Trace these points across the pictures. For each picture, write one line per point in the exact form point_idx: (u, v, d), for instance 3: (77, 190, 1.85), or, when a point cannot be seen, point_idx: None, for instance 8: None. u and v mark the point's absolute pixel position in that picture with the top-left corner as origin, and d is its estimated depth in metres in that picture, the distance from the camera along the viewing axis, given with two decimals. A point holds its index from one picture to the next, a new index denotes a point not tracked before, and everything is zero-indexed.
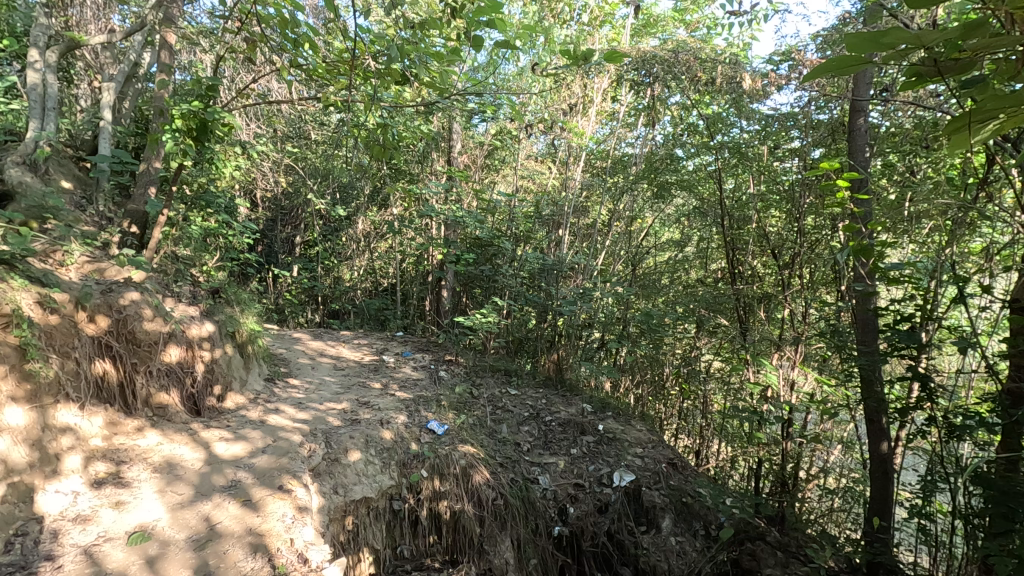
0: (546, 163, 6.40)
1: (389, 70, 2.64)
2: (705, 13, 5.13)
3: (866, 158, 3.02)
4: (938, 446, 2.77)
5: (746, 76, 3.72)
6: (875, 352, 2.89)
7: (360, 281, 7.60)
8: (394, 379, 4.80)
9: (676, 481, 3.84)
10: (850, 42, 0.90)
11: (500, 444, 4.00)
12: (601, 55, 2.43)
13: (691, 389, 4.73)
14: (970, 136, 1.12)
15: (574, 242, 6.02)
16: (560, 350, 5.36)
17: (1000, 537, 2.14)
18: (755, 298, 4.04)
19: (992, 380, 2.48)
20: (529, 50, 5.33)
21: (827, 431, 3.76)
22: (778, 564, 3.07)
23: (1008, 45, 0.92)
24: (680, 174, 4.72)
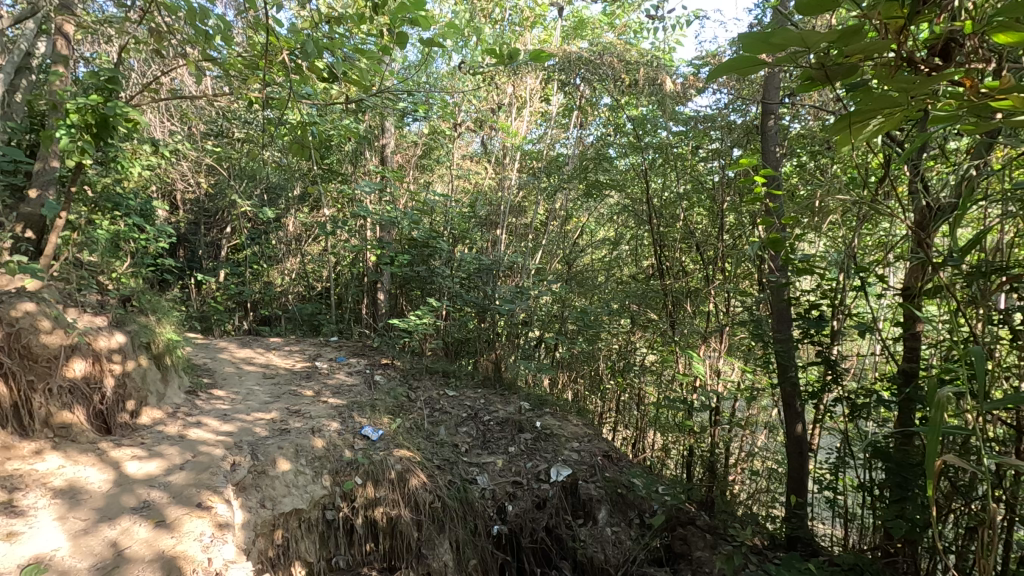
0: (481, 164, 6.37)
1: (311, 66, 2.54)
2: (630, 18, 5.34)
3: (778, 157, 3.22)
4: (846, 425, 2.98)
5: (667, 79, 3.86)
6: (789, 340, 3.07)
7: (291, 286, 7.34)
8: (328, 385, 4.66)
9: (611, 472, 3.92)
10: (745, 38, 0.97)
11: (437, 446, 3.97)
12: (527, 55, 2.43)
13: (625, 382, 4.87)
14: (854, 134, 1.22)
15: (511, 242, 6.07)
16: (498, 350, 5.38)
17: (897, 505, 2.33)
18: (682, 293, 4.21)
19: (890, 361, 2.69)
20: (460, 49, 5.35)
21: (752, 418, 3.97)
22: (706, 546, 3.25)
23: (881, 49, 1.02)
24: (611, 173, 4.81)
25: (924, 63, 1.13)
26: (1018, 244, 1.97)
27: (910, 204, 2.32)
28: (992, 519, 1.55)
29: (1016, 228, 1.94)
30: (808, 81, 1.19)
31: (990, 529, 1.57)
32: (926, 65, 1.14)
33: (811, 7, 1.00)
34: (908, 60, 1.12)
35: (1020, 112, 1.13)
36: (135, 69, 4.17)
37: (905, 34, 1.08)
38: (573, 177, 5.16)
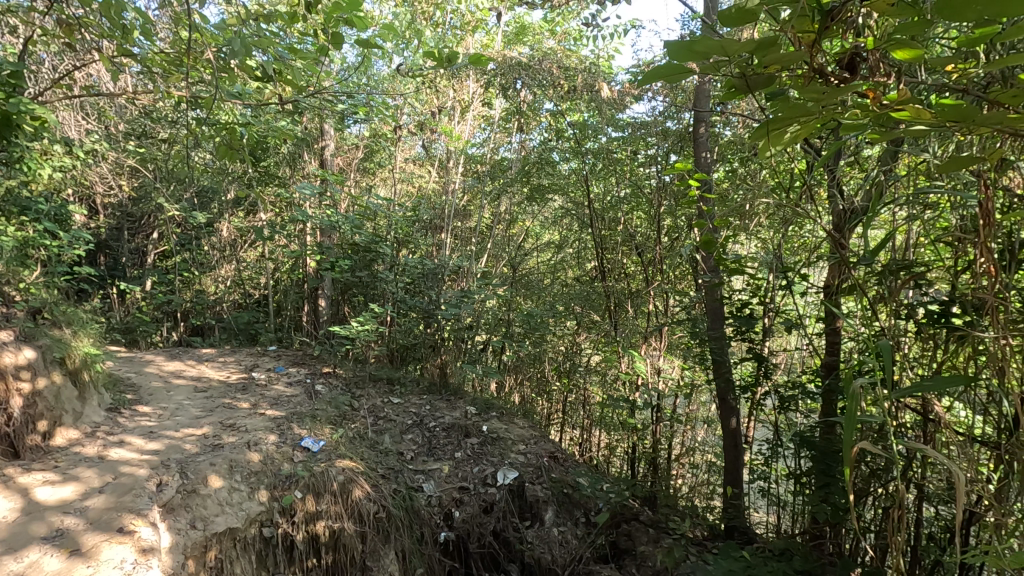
0: (425, 167, 6.44)
1: (240, 65, 2.44)
2: (570, 25, 5.43)
3: (709, 162, 3.37)
4: (777, 416, 3.13)
5: (604, 85, 4.00)
6: (722, 337, 3.21)
7: (226, 294, 7.02)
8: (265, 397, 4.46)
9: (558, 473, 3.92)
10: (670, 48, 1.01)
11: (382, 455, 3.90)
12: (468, 58, 2.42)
13: (571, 383, 4.94)
14: (774, 140, 1.29)
15: (456, 246, 6.06)
16: (444, 355, 5.34)
17: (822, 490, 2.47)
18: (625, 294, 4.33)
19: (815, 355, 2.85)
20: (401, 51, 5.28)
21: (692, 414, 4.11)
22: (650, 540, 3.33)
23: (796, 61, 1.08)
24: (553, 177, 4.91)
25: (834, 75, 1.20)
26: (921, 245, 2.14)
27: (828, 207, 2.47)
28: (900, 500, 1.68)
29: (920, 229, 2.10)
30: (731, 90, 1.24)
31: (899, 509, 1.70)
32: (835, 77, 1.22)
33: (735, 19, 1.07)
34: (820, 73, 1.19)
35: (916, 123, 1.23)
36: (43, 63, 3.87)
37: (817, 47, 1.15)
38: (516, 181, 5.24)
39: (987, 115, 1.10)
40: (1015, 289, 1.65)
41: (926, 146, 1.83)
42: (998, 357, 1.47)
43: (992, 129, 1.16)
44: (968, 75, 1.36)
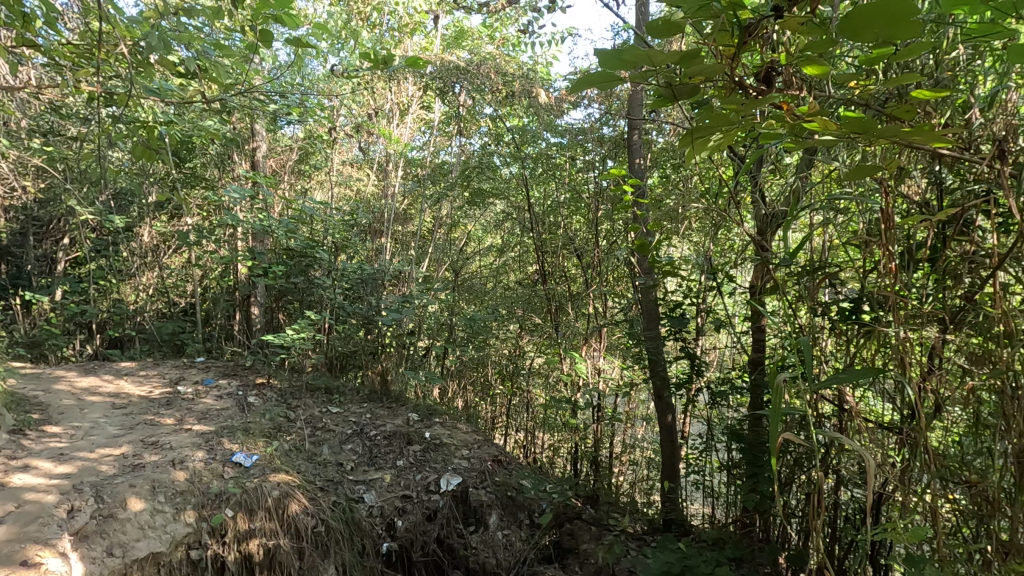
0: (363, 170, 6.30)
1: (160, 60, 2.31)
2: (509, 31, 5.47)
3: (643, 167, 3.49)
4: (709, 412, 3.27)
5: (541, 92, 4.22)
6: (657, 336, 3.34)
7: (147, 303, 6.60)
8: (192, 411, 4.23)
9: (501, 477, 3.91)
10: (600, 54, 1.04)
11: (320, 467, 3.78)
12: (404, 61, 2.39)
13: (515, 386, 4.96)
14: (699, 147, 1.34)
15: (396, 250, 5.97)
16: (384, 362, 5.23)
17: (751, 479, 2.60)
18: (565, 297, 4.41)
19: (743, 352, 3.00)
20: (337, 51, 5.15)
21: (632, 412, 4.21)
22: (593, 538, 3.40)
23: (716, 73, 1.14)
24: (494, 181, 4.95)
25: (752, 88, 1.27)
26: (834, 247, 2.30)
27: (753, 212, 2.61)
28: (820, 485, 1.79)
29: (835, 232, 2.25)
30: (658, 98, 1.29)
31: (819, 495, 1.81)
32: (753, 89, 1.29)
33: (662, 30, 1.12)
34: (739, 85, 1.26)
35: (825, 133, 1.33)
36: None
37: (735, 60, 1.21)
38: (456, 185, 5.27)
39: (884, 127, 1.20)
40: (914, 287, 1.81)
41: (836, 155, 1.97)
42: (900, 349, 1.61)
43: (889, 140, 1.26)
44: (868, 91, 1.47)
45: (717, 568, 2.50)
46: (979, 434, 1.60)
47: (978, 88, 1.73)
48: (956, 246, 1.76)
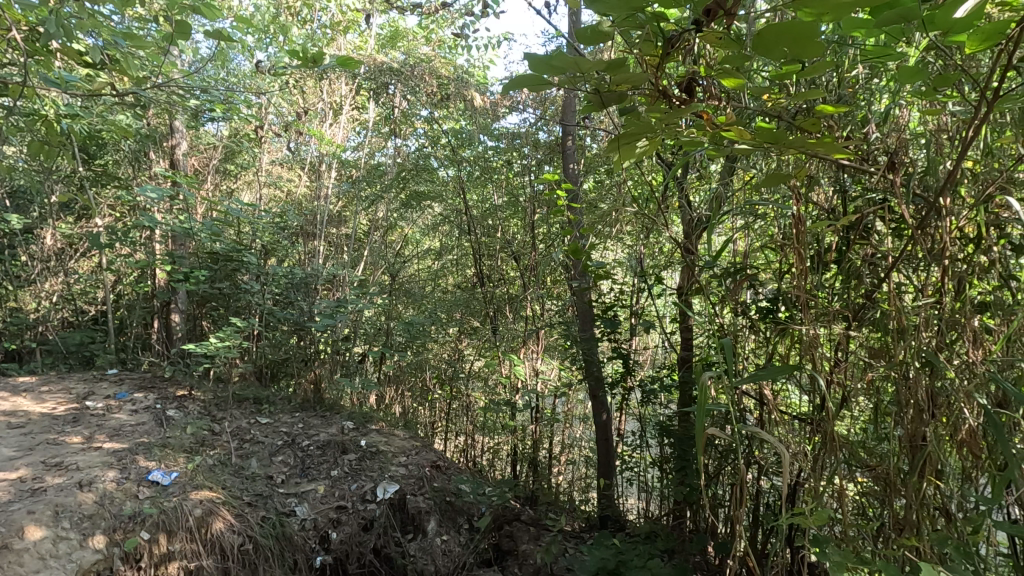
0: (294, 170, 6.06)
1: (62, 48, 2.15)
2: (444, 33, 5.42)
3: (575, 172, 3.57)
4: (641, 409, 3.38)
5: (475, 95, 4.35)
6: (591, 337, 3.43)
7: (51, 311, 6.07)
8: (103, 427, 3.94)
9: (440, 482, 3.86)
10: (530, 59, 1.07)
11: (248, 482, 3.63)
12: (335, 60, 2.33)
13: (454, 390, 4.92)
14: (627, 153, 1.39)
15: (330, 254, 5.80)
16: (318, 369, 5.06)
17: (681, 473, 2.73)
18: (503, 299, 4.43)
19: (673, 351, 3.13)
20: (264, 47, 4.95)
21: (569, 412, 4.29)
22: (531, 538, 3.45)
23: (640, 82, 1.19)
24: (431, 183, 4.90)
25: (676, 97, 1.32)
26: (753, 249, 2.44)
27: (680, 217, 2.73)
28: (741, 476, 1.91)
29: (753, 236, 2.39)
30: (587, 103, 1.32)
31: (741, 485, 1.92)
32: (677, 99, 1.34)
33: (591, 37, 1.17)
34: (662, 94, 1.32)
35: (741, 142, 1.41)
36: None
37: (660, 69, 1.26)
38: (391, 187, 5.18)
39: (793, 138, 1.30)
40: (822, 287, 1.95)
41: (753, 164, 2.11)
42: (808, 345, 1.73)
43: (797, 151, 1.36)
44: (780, 105, 1.58)
45: (649, 560, 2.59)
46: (879, 421, 1.74)
47: (873, 104, 1.90)
48: (858, 250, 1.91)
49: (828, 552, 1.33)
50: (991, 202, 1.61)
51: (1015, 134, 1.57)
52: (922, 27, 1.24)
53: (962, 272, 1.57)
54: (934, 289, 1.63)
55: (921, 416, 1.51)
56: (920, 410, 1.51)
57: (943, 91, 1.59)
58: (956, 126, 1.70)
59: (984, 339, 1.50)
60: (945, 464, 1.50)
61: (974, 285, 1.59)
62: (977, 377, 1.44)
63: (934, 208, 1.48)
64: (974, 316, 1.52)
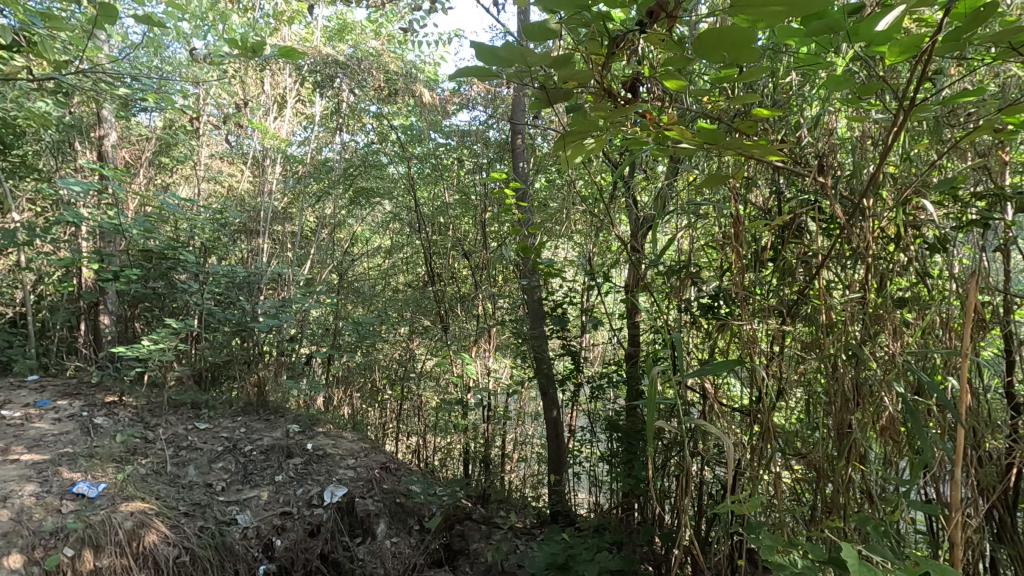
0: (236, 165, 5.82)
1: None
2: (393, 27, 5.29)
3: (525, 169, 3.59)
4: (590, 405, 3.44)
5: (424, 91, 4.34)
6: (541, 334, 3.46)
7: None
8: (21, 438, 3.66)
9: (390, 484, 3.80)
10: (476, 48, 1.07)
11: (185, 491, 3.48)
12: (277, 51, 2.23)
13: (405, 390, 4.86)
14: (576, 150, 1.40)
15: (274, 252, 5.60)
16: (261, 371, 4.86)
17: (628, 466, 2.79)
18: (454, 298, 4.40)
19: (620, 347, 3.20)
20: (202, 34, 4.72)
21: (521, 410, 4.31)
22: (483, 536, 3.44)
23: (586, 78, 1.21)
24: (380, 180, 4.82)
25: (622, 97, 1.34)
26: (695, 248, 2.52)
27: (627, 216, 2.79)
28: (685, 468, 1.97)
29: (696, 236, 2.47)
30: (534, 100, 1.33)
31: (684, 476, 1.99)
32: (622, 99, 1.36)
33: (536, 33, 1.18)
34: (608, 93, 1.33)
35: (683, 143, 1.45)
36: None
37: (605, 68, 1.28)
38: (339, 183, 5.06)
39: (731, 140, 1.34)
40: (759, 284, 2.03)
41: (695, 165, 2.18)
42: (746, 340, 1.81)
43: (735, 152, 1.41)
44: (719, 107, 1.63)
45: (597, 553, 2.65)
46: (811, 411, 1.84)
47: (804, 110, 1.99)
48: (791, 249, 2.01)
49: (760, 536, 1.39)
50: (908, 205, 1.72)
51: (929, 142, 1.69)
52: (848, 38, 1.31)
53: (884, 269, 1.67)
54: (859, 285, 1.73)
55: (846, 406, 1.61)
56: (846, 399, 1.60)
57: (866, 99, 1.69)
58: (878, 132, 1.81)
59: (902, 332, 1.61)
60: (868, 450, 1.60)
61: (895, 281, 1.70)
62: (895, 367, 1.54)
63: (858, 208, 1.57)
64: (894, 311, 1.62)
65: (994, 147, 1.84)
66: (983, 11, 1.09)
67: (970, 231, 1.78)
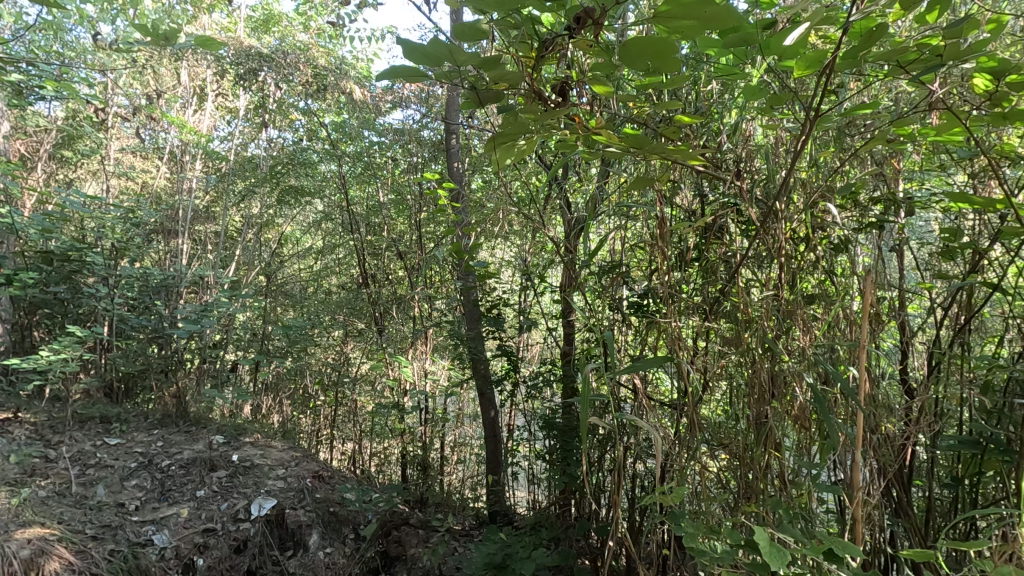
0: (150, 160, 5.43)
1: None
2: (323, 20, 5.11)
3: (461, 170, 3.57)
4: (527, 405, 3.47)
5: (355, 88, 4.26)
6: (478, 334, 3.47)
7: None
8: None
9: (323, 493, 3.67)
10: (404, 45, 1.05)
11: (92, 513, 3.22)
12: (191, 39, 2.09)
13: (338, 396, 4.71)
14: (508, 152, 1.40)
15: (195, 253, 5.29)
16: (179, 380, 4.56)
17: (564, 463, 2.85)
18: (390, 300, 4.31)
19: (556, 347, 3.24)
20: (110, 18, 4.37)
21: (459, 411, 4.28)
22: (421, 541, 3.35)
23: (516, 80, 1.21)
24: (311, 178, 4.66)
25: (552, 100, 1.35)
26: (626, 250, 2.59)
27: (561, 217, 2.83)
28: (617, 462, 2.02)
29: (625, 237, 2.55)
30: (465, 100, 1.32)
31: (616, 470, 2.05)
32: (552, 102, 1.38)
33: (467, 33, 1.17)
34: (538, 95, 1.35)
35: (611, 146, 1.50)
36: None
37: (535, 71, 1.29)
38: (265, 181, 4.87)
39: (656, 144, 1.40)
40: (684, 283, 2.12)
41: (624, 168, 2.24)
42: (673, 336, 1.88)
43: (659, 157, 1.47)
44: (645, 113, 1.69)
45: (534, 550, 2.68)
46: (732, 403, 1.94)
47: (725, 117, 2.10)
48: (713, 249, 2.11)
49: (685, 525, 1.45)
50: (816, 208, 1.85)
51: (833, 150, 1.83)
52: (761, 52, 1.39)
53: (796, 268, 1.79)
54: (775, 283, 1.84)
55: (763, 397, 1.71)
56: (763, 390, 1.70)
57: (779, 109, 1.80)
58: (789, 140, 1.94)
59: (812, 326, 1.73)
60: (783, 437, 1.71)
61: (806, 279, 1.82)
62: (807, 359, 1.65)
63: (772, 211, 1.67)
64: (804, 307, 1.74)
65: (888, 156, 2.03)
66: (874, 32, 1.19)
67: (869, 233, 1.94)
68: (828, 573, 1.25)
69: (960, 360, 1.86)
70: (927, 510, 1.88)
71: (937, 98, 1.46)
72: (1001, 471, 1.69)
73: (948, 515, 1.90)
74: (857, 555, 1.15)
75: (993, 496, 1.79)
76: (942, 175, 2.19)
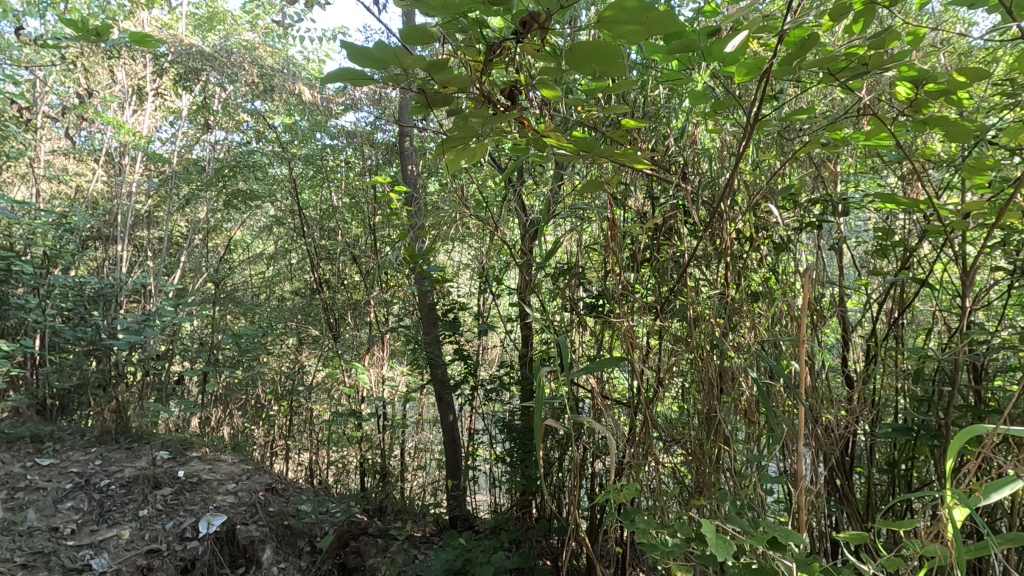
0: (86, 163, 5.15)
1: None
2: (271, 19, 4.98)
3: (415, 172, 3.55)
4: (486, 408, 3.46)
5: (305, 89, 4.19)
6: (434, 338, 3.44)
7: None
8: None
9: (275, 506, 3.55)
10: (348, 49, 1.04)
11: (22, 539, 3.04)
12: (126, 35, 1.98)
13: (293, 405, 4.56)
14: (461, 155, 1.39)
15: (136, 260, 5.07)
16: (119, 394, 4.30)
17: (521, 465, 2.86)
18: (346, 305, 4.21)
19: (513, 349, 3.24)
20: (38, 12, 4.13)
21: (418, 418, 4.20)
22: (379, 551, 3.27)
23: (465, 84, 1.21)
24: (260, 180, 4.50)
25: (501, 103, 1.36)
26: (582, 251, 2.62)
27: (517, 219, 2.84)
28: (576, 462, 2.04)
29: (579, 239, 2.58)
30: (415, 102, 1.31)
31: (573, 470, 2.06)
32: (502, 105, 1.38)
33: (417, 39, 1.17)
34: (489, 98, 1.34)
35: (561, 149, 1.51)
36: None
37: (485, 74, 1.29)
38: (211, 184, 4.69)
39: (604, 148, 1.42)
40: (635, 283, 2.17)
41: (575, 170, 2.28)
42: (627, 335, 1.91)
43: (607, 160, 1.49)
44: (594, 117, 1.72)
45: (494, 554, 2.67)
46: (684, 399, 1.98)
47: (672, 122, 2.16)
48: (663, 249, 2.16)
49: (637, 522, 1.48)
50: (759, 209, 1.92)
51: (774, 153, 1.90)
52: (703, 58, 1.43)
53: (741, 267, 1.86)
54: (722, 281, 1.90)
55: (712, 392, 1.75)
56: (712, 386, 1.75)
57: (722, 114, 1.87)
58: (734, 143, 2.01)
59: (756, 322, 1.79)
60: (733, 431, 1.76)
61: (751, 277, 1.89)
62: (752, 355, 1.71)
63: (717, 213, 1.73)
64: (748, 305, 1.81)
65: (825, 159, 2.13)
66: (808, 39, 1.24)
67: (808, 232, 2.03)
68: (771, 560, 1.29)
69: (893, 351, 1.97)
70: (868, 495, 1.97)
71: (864, 103, 1.54)
72: (931, 455, 1.79)
73: (885, 499, 2.00)
74: (799, 542, 1.20)
75: (925, 479, 1.90)
76: (876, 177, 2.30)
